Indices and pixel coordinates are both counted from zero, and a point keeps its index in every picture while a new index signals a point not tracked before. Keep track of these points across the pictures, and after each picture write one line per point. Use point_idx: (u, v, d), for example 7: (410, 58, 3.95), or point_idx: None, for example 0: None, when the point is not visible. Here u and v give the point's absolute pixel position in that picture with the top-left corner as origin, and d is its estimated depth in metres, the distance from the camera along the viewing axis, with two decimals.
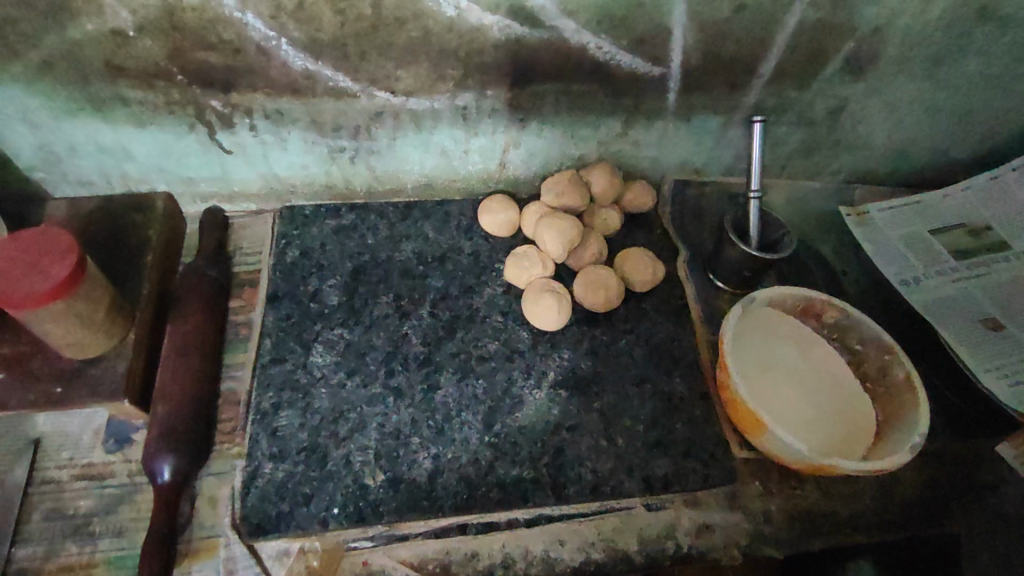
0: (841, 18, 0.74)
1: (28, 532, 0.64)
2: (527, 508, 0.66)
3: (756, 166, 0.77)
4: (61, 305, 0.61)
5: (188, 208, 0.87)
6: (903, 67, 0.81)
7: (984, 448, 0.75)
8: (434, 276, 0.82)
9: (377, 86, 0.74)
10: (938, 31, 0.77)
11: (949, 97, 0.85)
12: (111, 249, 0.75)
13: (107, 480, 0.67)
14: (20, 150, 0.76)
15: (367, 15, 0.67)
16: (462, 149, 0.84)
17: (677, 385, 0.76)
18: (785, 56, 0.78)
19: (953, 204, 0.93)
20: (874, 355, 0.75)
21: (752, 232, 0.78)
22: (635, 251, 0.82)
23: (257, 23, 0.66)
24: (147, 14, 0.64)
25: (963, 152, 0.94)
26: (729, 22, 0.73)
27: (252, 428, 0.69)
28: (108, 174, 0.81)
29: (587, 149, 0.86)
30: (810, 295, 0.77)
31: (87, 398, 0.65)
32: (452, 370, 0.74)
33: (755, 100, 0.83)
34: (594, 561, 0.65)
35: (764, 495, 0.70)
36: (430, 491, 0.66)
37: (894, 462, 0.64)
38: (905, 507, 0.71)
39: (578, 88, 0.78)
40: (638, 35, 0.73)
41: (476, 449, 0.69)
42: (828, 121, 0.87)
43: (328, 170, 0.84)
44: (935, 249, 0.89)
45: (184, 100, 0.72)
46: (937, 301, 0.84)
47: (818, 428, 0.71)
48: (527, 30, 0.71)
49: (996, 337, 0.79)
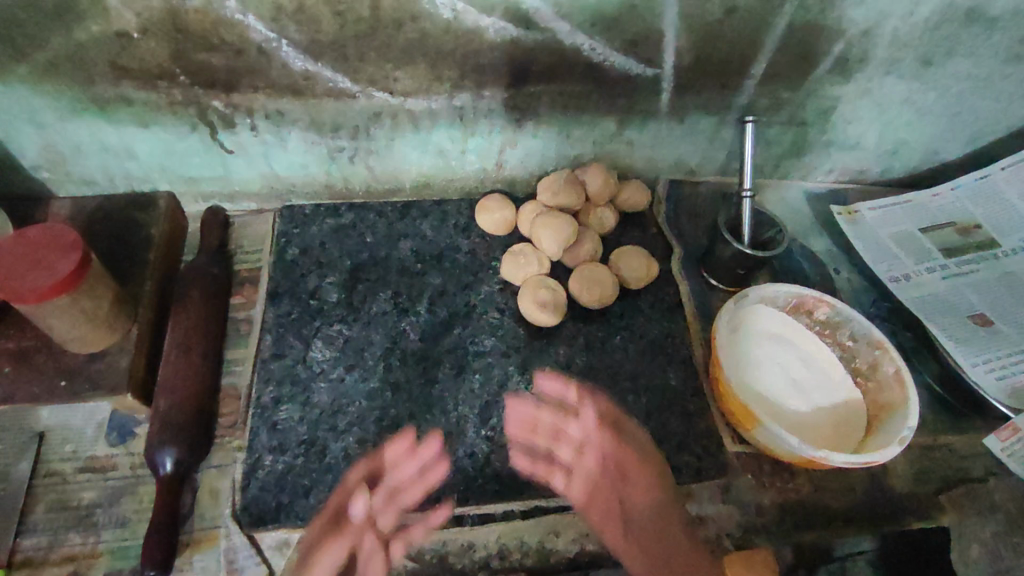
0: (830, 19, 0.76)
1: (34, 523, 0.65)
2: (522, 500, 0.67)
3: (748, 166, 0.78)
4: (67, 299, 0.62)
5: (190, 208, 0.89)
6: (892, 68, 0.82)
7: (973, 441, 0.76)
8: (432, 273, 0.84)
9: (375, 86, 0.75)
10: (925, 33, 0.78)
11: (939, 97, 0.87)
12: (114, 246, 0.76)
13: (110, 473, 0.69)
14: (25, 150, 0.77)
15: (366, 18, 0.68)
16: (459, 149, 0.85)
17: (671, 380, 0.77)
18: (776, 57, 0.79)
19: (944, 203, 0.94)
20: (864, 351, 0.77)
21: (744, 231, 0.80)
22: (629, 248, 0.83)
23: (259, 25, 0.67)
24: (151, 16, 0.65)
25: (953, 152, 0.95)
26: (720, 23, 0.75)
27: (253, 421, 0.71)
28: (111, 173, 0.82)
29: (582, 148, 0.88)
30: (801, 292, 0.79)
31: (90, 392, 0.66)
32: (449, 366, 0.76)
33: (747, 100, 0.84)
34: (589, 552, 0.66)
35: (757, 488, 0.71)
36: (427, 483, 0.67)
37: (883, 453, 0.66)
38: (896, 500, 0.72)
39: (573, 89, 0.79)
40: (632, 37, 0.75)
41: (473, 442, 0.70)
42: (819, 121, 0.88)
43: (327, 169, 0.85)
44: (925, 246, 0.91)
45: (187, 101, 0.74)
46: (927, 298, 0.85)
47: (809, 422, 0.73)
48: (522, 31, 0.72)
49: (984, 333, 0.81)
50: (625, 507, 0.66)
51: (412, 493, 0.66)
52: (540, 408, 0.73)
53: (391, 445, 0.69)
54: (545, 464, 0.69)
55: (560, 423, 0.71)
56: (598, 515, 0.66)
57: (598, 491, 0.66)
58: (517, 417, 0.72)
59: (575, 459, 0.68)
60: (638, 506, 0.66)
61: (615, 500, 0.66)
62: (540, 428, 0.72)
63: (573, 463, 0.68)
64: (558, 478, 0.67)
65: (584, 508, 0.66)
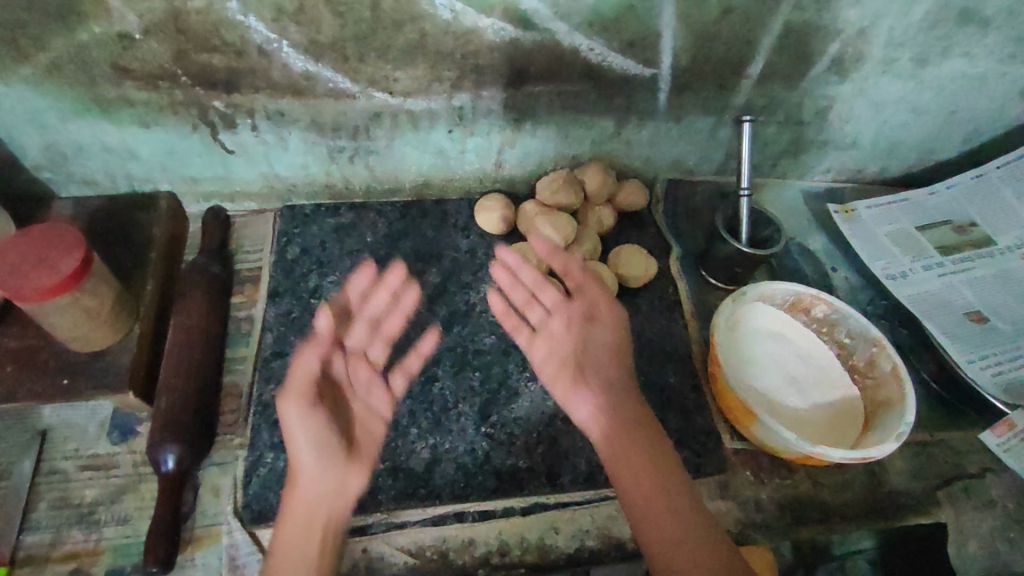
0: (826, 20, 0.76)
1: (36, 521, 0.66)
2: (521, 496, 0.68)
3: (745, 165, 0.79)
4: (68, 298, 0.62)
5: (191, 208, 0.89)
6: (887, 67, 0.83)
7: (970, 438, 0.77)
8: (431, 272, 0.84)
9: (375, 86, 0.76)
10: (920, 33, 0.79)
11: (934, 96, 0.87)
12: (116, 246, 0.76)
13: (112, 470, 0.69)
14: (27, 150, 0.78)
15: (366, 18, 0.69)
16: (458, 149, 0.86)
17: (669, 378, 0.78)
18: (772, 56, 0.80)
19: (940, 201, 0.95)
20: (862, 348, 0.77)
21: (742, 230, 0.80)
22: (627, 247, 0.83)
23: (260, 26, 0.68)
24: (153, 18, 0.66)
25: (949, 151, 0.96)
26: (717, 24, 0.75)
27: (253, 419, 0.71)
28: (113, 173, 0.83)
29: (581, 148, 0.88)
30: (799, 290, 0.79)
31: (92, 390, 0.67)
32: (449, 364, 0.76)
33: (744, 100, 0.85)
34: (588, 548, 0.67)
35: (755, 484, 0.72)
36: (428, 479, 0.68)
37: (879, 449, 0.66)
38: (893, 495, 0.72)
39: (571, 89, 0.80)
40: (629, 37, 0.75)
41: (473, 439, 0.71)
42: (816, 121, 0.89)
43: (327, 170, 0.86)
44: (921, 244, 0.91)
45: (188, 101, 0.74)
46: (923, 295, 0.86)
47: (807, 419, 0.73)
48: (520, 32, 0.73)
49: (980, 329, 0.82)
50: (589, 347, 0.68)
51: (392, 319, 0.73)
52: (519, 266, 0.75)
53: (356, 275, 0.73)
54: (515, 318, 0.73)
55: (537, 282, 0.73)
56: (554, 367, 0.68)
57: (563, 343, 0.69)
58: (501, 266, 0.76)
59: (543, 322, 0.71)
60: (597, 344, 0.68)
61: (582, 344, 0.68)
62: (519, 290, 0.74)
63: (541, 321, 0.71)
64: (524, 335, 0.72)
65: (543, 364, 0.69)
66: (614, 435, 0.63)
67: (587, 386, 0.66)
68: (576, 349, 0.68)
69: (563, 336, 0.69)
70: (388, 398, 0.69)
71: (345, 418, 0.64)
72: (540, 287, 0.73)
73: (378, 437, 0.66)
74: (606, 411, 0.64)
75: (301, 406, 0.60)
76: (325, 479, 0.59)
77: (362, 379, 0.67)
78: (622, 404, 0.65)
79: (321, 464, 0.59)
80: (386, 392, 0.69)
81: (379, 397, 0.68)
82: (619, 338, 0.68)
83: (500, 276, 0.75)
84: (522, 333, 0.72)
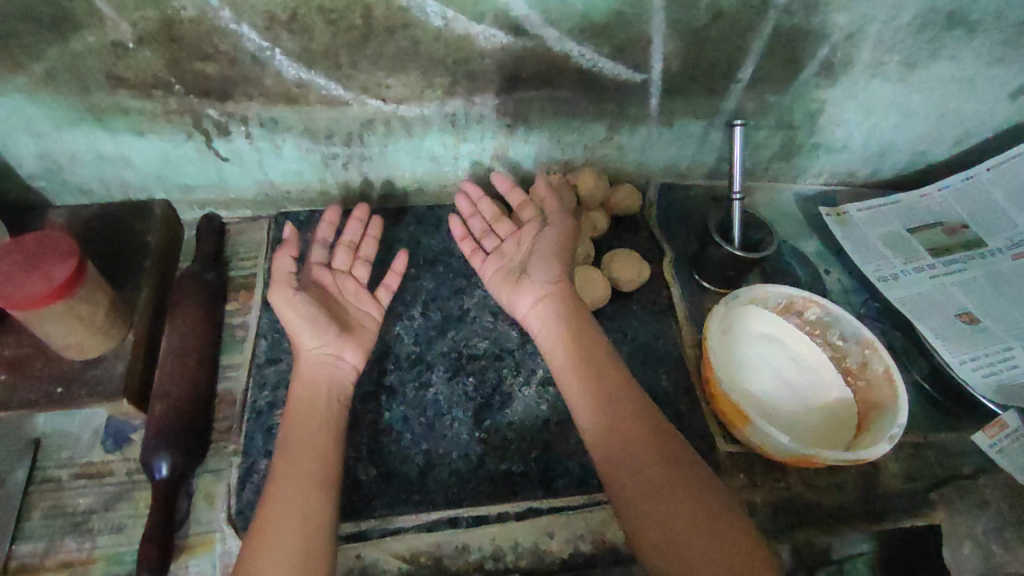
0: (815, 24, 0.77)
1: (29, 530, 0.66)
2: (515, 501, 0.68)
3: (737, 168, 0.79)
4: (62, 305, 0.63)
5: (186, 215, 0.90)
6: (876, 71, 0.83)
7: (962, 439, 0.77)
8: (425, 277, 0.85)
9: (369, 94, 0.76)
10: (909, 36, 0.80)
11: (924, 100, 0.88)
12: (111, 253, 0.77)
13: (106, 478, 0.69)
14: (22, 159, 0.78)
15: (358, 26, 0.69)
16: (452, 155, 0.86)
17: (662, 381, 0.78)
18: (763, 61, 0.80)
19: (931, 203, 0.96)
20: (854, 350, 0.77)
21: (735, 233, 0.80)
22: (621, 251, 0.84)
23: (252, 34, 0.68)
24: (147, 27, 0.66)
25: (939, 153, 0.97)
26: (707, 29, 0.76)
27: (247, 426, 0.72)
28: (108, 182, 0.83)
29: (574, 153, 0.89)
30: (791, 293, 0.80)
31: (87, 398, 0.67)
32: (442, 369, 0.76)
33: (735, 105, 0.85)
34: (582, 553, 0.66)
35: (749, 487, 0.72)
36: (421, 485, 0.68)
37: (872, 450, 0.66)
38: (887, 497, 0.72)
39: (563, 94, 0.80)
40: (620, 43, 0.76)
41: (467, 444, 0.71)
42: (807, 125, 0.90)
43: (321, 176, 0.86)
44: (912, 246, 0.92)
45: (182, 109, 0.75)
46: (914, 296, 0.87)
47: (800, 422, 0.74)
48: (512, 38, 0.73)
49: (971, 330, 0.82)
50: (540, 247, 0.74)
51: (366, 247, 0.80)
52: (479, 200, 0.83)
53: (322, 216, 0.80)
54: (471, 244, 0.82)
55: (494, 214, 0.82)
56: (495, 274, 0.79)
57: (511, 258, 0.78)
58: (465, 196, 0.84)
59: (496, 248, 0.80)
60: (544, 241, 0.75)
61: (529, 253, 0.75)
62: (477, 220, 0.83)
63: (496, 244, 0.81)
64: (478, 258, 0.81)
65: (490, 280, 0.79)
66: (550, 320, 0.71)
67: (529, 281, 0.74)
68: (520, 256, 0.77)
69: (511, 250, 0.79)
70: (376, 306, 0.77)
71: (338, 311, 0.73)
72: (495, 219, 0.82)
73: (370, 330, 0.75)
74: (585, 384, 0.64)
75: (286, 290, 0.69)
76: (323, 355, 0.68)
77: (350, 288, 0.76)
78: (609, 381, 0.64)
79: (319, 347, 0.68)
80: (373, 300, 0.77)
81: (369, 306, 0.77)
82: (564, 236, 0.75)
83: (460, 206, 0.84)
84: (477, 256, 0.81)
